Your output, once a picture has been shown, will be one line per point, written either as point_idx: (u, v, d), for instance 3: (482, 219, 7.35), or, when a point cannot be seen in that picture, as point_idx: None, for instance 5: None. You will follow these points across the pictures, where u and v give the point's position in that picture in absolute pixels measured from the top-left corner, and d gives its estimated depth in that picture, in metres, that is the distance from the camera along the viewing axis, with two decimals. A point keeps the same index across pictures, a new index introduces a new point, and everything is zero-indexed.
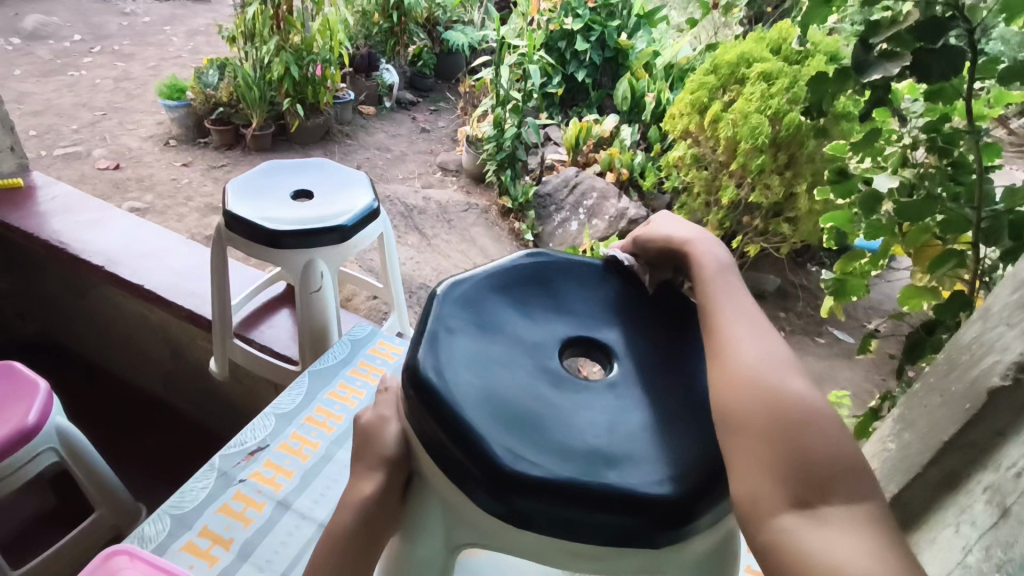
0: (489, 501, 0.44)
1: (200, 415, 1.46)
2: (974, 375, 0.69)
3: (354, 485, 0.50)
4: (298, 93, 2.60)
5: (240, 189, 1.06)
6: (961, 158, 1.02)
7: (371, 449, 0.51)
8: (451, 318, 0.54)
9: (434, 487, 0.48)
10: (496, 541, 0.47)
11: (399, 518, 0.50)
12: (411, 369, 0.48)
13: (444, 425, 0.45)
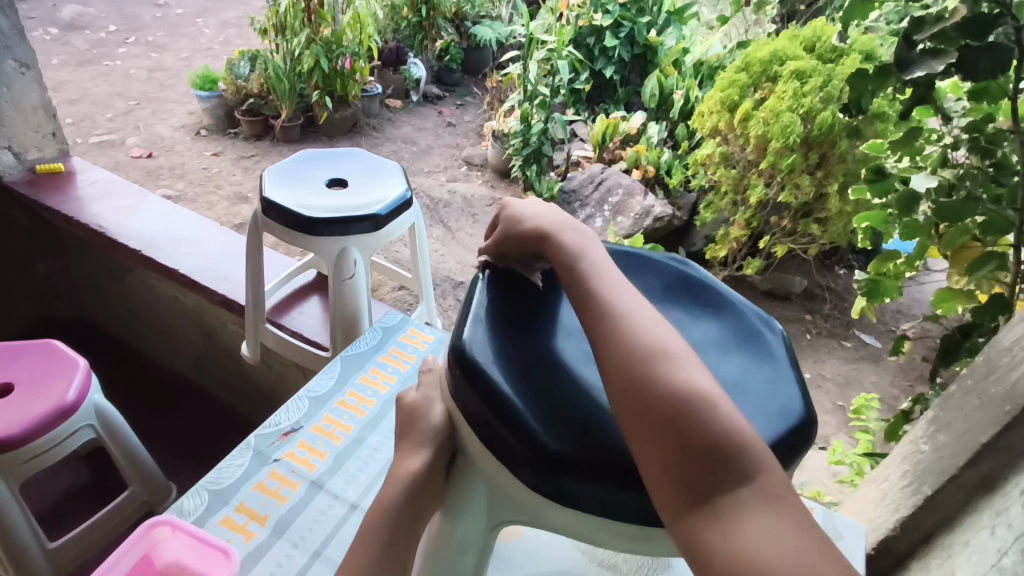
0: (536, 479, 0.45)
1: (229, 399, 1.49)
2: (1014, 379, 0.73)
3: (400, 460, 0.51)
4: (326, 85, 2.62)
5: (277, 176, 1.07)
6: (1004, 159, 1.01)
7: (418, 426, 0.52)
8: (492, 301, 0.54)
9: (479, 467, 0.49)
10: (538, 520, 0.48)
11: (444, 495, 0.51)
12: (457, 349, 0.48)
13: (490, 406, 0.46)
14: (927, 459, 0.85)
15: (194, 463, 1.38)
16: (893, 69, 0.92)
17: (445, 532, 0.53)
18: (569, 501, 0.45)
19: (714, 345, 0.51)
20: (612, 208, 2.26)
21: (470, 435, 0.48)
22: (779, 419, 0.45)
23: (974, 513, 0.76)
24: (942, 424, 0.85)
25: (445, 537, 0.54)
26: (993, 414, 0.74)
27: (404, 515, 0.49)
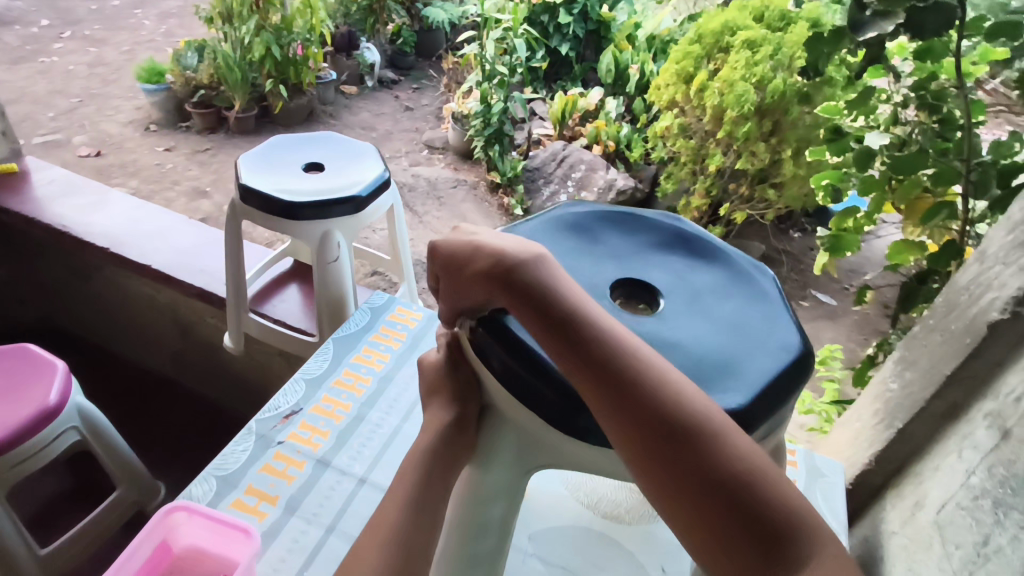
0: (564, 421, 0.48)
1: (212, 393, 1.48)
2: (974, 312, 0.79)
3: (432, 417, 0.54)
4: (280, 73, 2.53)
5: (252, 163, 1.06)
6: (949, 115, 1.08)
7: (445, 385, 0.55)
8: None
9: (508, 417, 0.52)
10: (564, 460, 0.51)
11: (474, 445, 0.54)
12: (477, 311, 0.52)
13: (517, 356, 0.49)
14: (897, 396, 0.91)
15: (181, 460, 1.37)
16: (847, 31, 0.97)
17: (474, 486, 0.56)
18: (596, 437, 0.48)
19: (713, 292, 0.55)
20: (576, 184, 2.30)
21: (499, 389, 0.51)
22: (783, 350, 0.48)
23: (942, 440, 0.83)
24: (908, 361, 0.91)
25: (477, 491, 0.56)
26: (956, 347, 0.80)
27: (442, 462, 0.52)
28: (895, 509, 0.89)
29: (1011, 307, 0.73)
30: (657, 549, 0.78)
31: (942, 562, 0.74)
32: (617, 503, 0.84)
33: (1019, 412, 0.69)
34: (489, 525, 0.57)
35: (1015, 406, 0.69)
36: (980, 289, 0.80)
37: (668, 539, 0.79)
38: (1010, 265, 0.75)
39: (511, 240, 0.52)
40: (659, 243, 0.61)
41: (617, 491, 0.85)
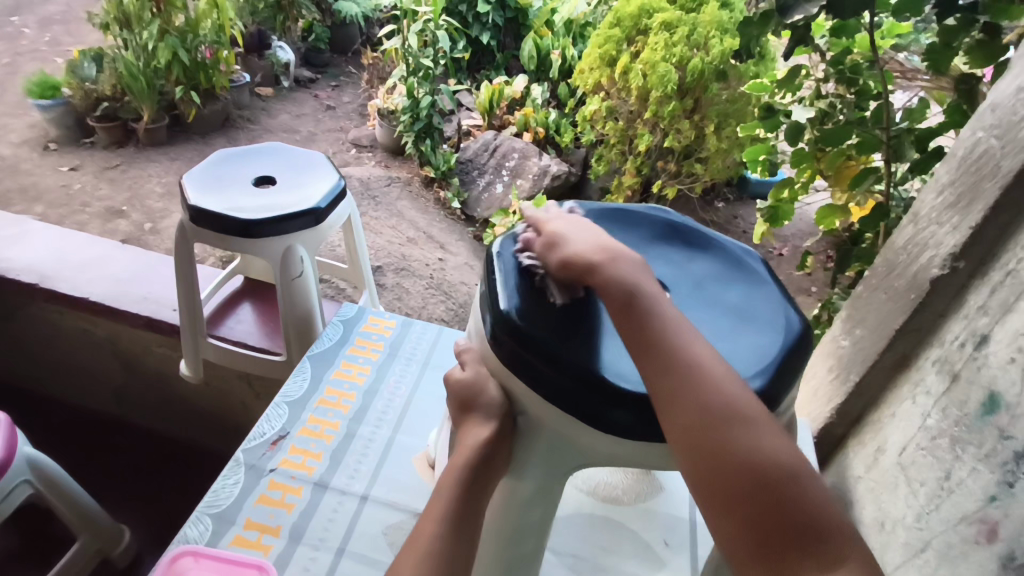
0: (595, 417, 0.50)
1: (169, 428, 1.42)
2: (915, 271, 0.86)
3: (463, 432, 0.54)
4: (190, 79, 2.36)
5: (198, 182, 1.01)
6: (865, 86, 1.16)
7: (475, 400, 0.54)
8: (518, 267, 0.57)
9: (544, 423, 0.52)
10: (600, 459, 0.53)
11: (508, 457, 0.54)
12: (502, 317, 0.52)
13: (546, 359, 0.50)
14: (849, 351, 0.99)
15: (146, 501, 1.31)
16: (773, 14, 1.02)
17: (508, 493, 0.56)
18: (630, 432, 0.50)
19: (713, 280, 0.61)
20: (511, 172, 2.31)
21: (528, 394, 0.52)
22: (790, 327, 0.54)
23: (894, 388, 0.92)
24: (856, 319, 0.97)
25: (511, 497, 0.57)
26: (902, 303, 0.87)
27: (476, 478, 0.51)
28: (858, 456, 0.97)
29: (950, 262, 0.80)
30: (657, 524, 0.82)
31: (909, 498, 0.82)
32: (614, 486, 0.87)
33: (965, 356, 0.77)
34: (525, 529, 0.58)
35: (961, 352, 0.78)
36: (918, 249, 0.86)
37: (665, 513, 0.84)
38: (945, 225, 0.81)
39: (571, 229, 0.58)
40: (653, 239, 0.65)
41: (612, 473, 0.88)
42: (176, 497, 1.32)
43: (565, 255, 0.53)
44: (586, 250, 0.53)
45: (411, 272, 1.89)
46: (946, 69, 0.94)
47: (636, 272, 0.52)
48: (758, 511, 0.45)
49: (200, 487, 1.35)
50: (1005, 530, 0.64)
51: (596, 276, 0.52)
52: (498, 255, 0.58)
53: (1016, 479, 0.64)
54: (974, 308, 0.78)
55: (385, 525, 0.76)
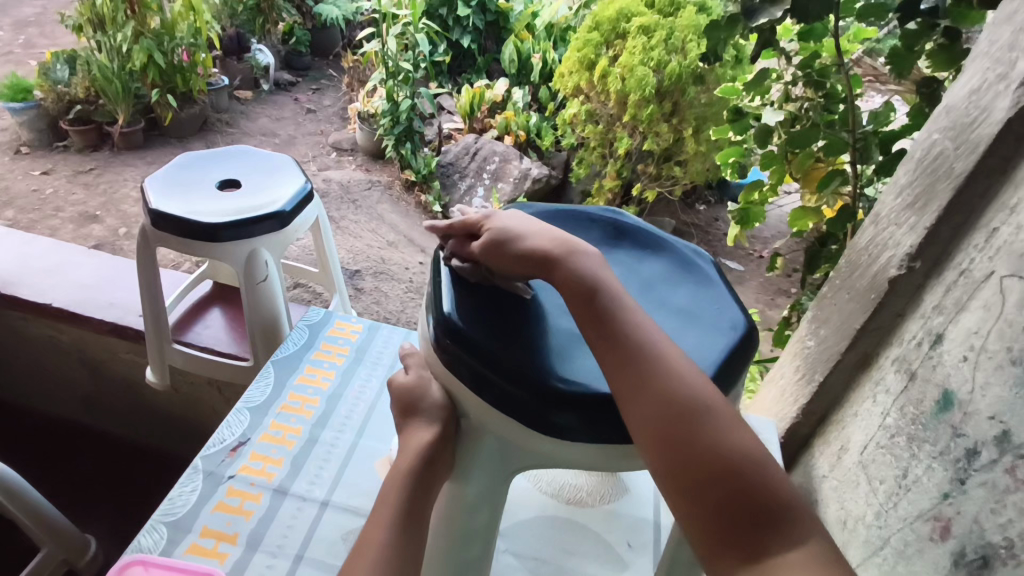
0: (537, 420, 0.49)
1: (139, 435, 1.40)
2: (874, 271, 0.86)
3: (407, 437, 0.53)
4: (166, 82, 2.34)
5: (160, 186, 0.99)
6: (833, 89, 1.17)
7: (420, 406, 0.54)
8: (463, 271, 0.56)
9: (489, 427, 0.52)
10: (545, 462, 0.53)
11: (453, 461, 0.54)
12: (445, 320, 0.51)
13: (490, 365, 0.50)
14: (814, 351, 0.99)
15: (116, 510, 1.29)
16: (739, 18, 1.03)
17: (455, 497, 0.56)
18: (575, 436, 0.50)
19: (662, 280, 0.61)
20: (491, 176, 2.31)
21: (472, 398, 0.52)
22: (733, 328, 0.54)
23: (857, 388, 0.92)
24: (820, 319, 0.98)
25: (458, 502, 0.57)
26: (863, 303, 0.88)
27: (421, 484, 0.51)
28: (824, 456, 0.97)
29: (908, 262, 0.81)
30: (619, 525, 0.82)
31: (869, 496, 0.83)
32: (579, 488, 0.87)
33: (921, 356, 0.78)
34: (474, 534, 0.57)
35: (918, 351, 0.79)
36: (878, 249, 0.86)
37: (629, 515, 0.84)
38: (903, 226, 0.82)
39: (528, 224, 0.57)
40: (604, 242, 0.65)
41: (577, 476, 0.88)
42: (148, 504, 1.31)
43: (524, 247, 0.55)
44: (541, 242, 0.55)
45: (390, 276, 1.88)
46: (908, 72, 0.95)
47: (594, 263, 0.54)
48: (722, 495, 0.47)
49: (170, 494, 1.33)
50: (959, 526, 0.65)
51: (555, 271, 0.53)
52: (446, 259, 0.57)
53: (968, 476, 0.66)
54: (930, 308, 0.79)
55: (345, 531, 0.76)
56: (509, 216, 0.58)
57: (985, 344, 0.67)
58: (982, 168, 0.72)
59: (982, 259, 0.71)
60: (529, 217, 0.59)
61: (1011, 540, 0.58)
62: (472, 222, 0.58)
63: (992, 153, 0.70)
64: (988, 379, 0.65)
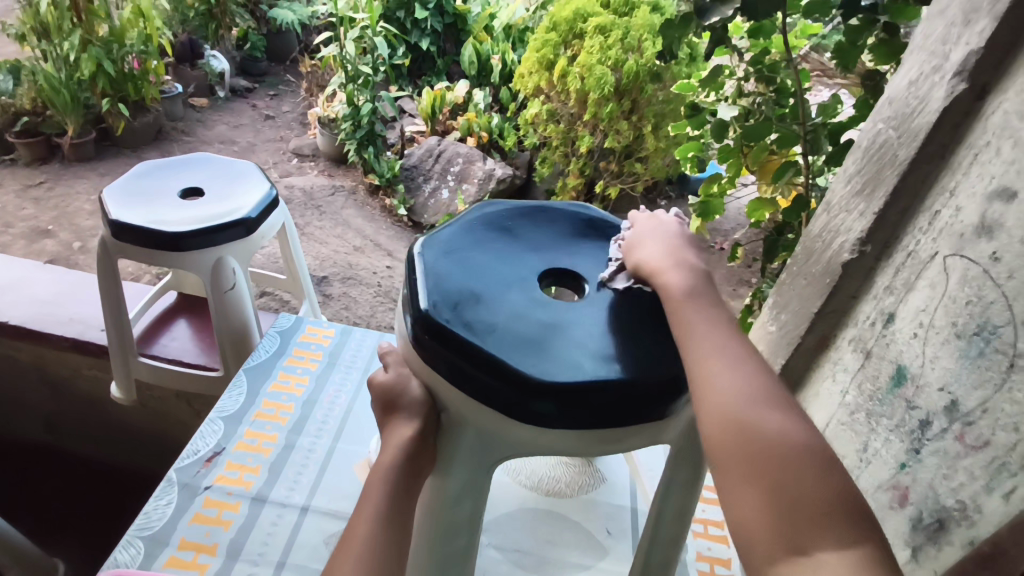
0: (517, 409, 0.50)
1: (99, 453, 1.36)
2: (829, 256, 0.90)
3: (389, 433, 0.54)
4: (116, 91, 2.25)
5: (119, 196, 0.97)
6: (783, 84, 1.22)
7: (399, 403, 0.55)
8: (438, 267, 0.57)
9: (468, 420, 0.53)
10: (524, 451, 0.54)
11: (435, 456, 0.55)
12: (424, 317, 0.52)
13: (468, 357, 0.51)
14: (775, 336, 1.03)
15: (83, 532, 1.27)
16: (692, 18, 1.07)
17: (437, 491, 0.57)
18: (554, 423, 0.51)
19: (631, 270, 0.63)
20: (456, 177, 2.31)
21: (452, 392, 0.53)
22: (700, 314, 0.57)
23: (817, 368, 0.96)
24: (780, 305, 1.01)
25: (439, 496, 0.57)
26: (819, 287, 0.91)
27: (403, 479, 0.52)
28: None
29: (859, 246, 0.85)
30: (597, 514, 0.84)
31: None
32: (557, 480, 0.89)
33: (875, 334, 0.82)
34: (457, 527, 0.58)
35: (872, 330, 0.83)
36: (831, 235, 0.90)
37: (607, 503, 0.86)
38: (853, 212, 0.86)
39: (665, 244, 0.62)
40: (571, 237, 0.67)
41: (555, 468, 0.90)
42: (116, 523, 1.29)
43: (638, 259, 0.61)
44: (657, 260, 0.60)
45: (358, 281, 1.87)
46: (853, 66, 0.99)
47: (700, 287, 0.58)
48: (778, 492, 0.46)
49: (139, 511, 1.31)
50: (915, 493, 0.69)
51: (660, 284, 0.58)
52: (419, 257, 0.58)
53: (922, 445, 0.70)
54: (882, 288, 0.83)
55: (326, 535, 0.76)
56: (665, 222, 0.64)
57: (933, 321, 0.71)
58: (923, 155, 0.76)
59: (926, 240, 0.75)
60: (674, 237, 0.63)
61: (962, 501, 0.62)
62: (637, 220, 0.66)
63: (932, 140, 0.75)
64: (937, 353, 0.70)
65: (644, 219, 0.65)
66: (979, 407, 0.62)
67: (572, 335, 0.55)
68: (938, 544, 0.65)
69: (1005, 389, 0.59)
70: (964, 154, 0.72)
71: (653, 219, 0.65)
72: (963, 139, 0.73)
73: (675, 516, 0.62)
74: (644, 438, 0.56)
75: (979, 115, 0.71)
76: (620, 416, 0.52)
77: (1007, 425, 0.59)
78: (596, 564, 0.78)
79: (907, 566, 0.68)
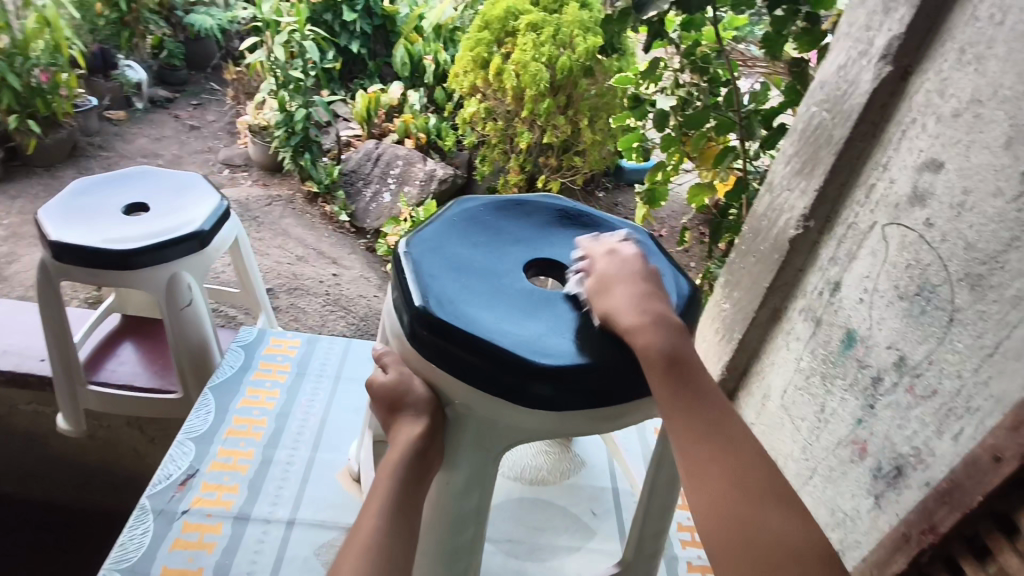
0: (519, 394, 0.52)
1: (18, 489, 1.28)
2: (776, 232, 0.96)
3: (395, 434, 0.54)
4: (23, 106, 2.03)
5: (57, 216, 0.92)
6: (715, 74, 1.28)
7: (402, 401, 0.55)
8: (427, 264, 0.58)
9: (473, 411, 0.55)
10: (526, 437, 0.55)
11: (441, 452, 0.56)
12: (419, 312, 0.53)
13: (468, 348, 0.52)
14: (729, 312, 1.08)
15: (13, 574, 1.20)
16: (630, 12, 1.11)
17: (443, 485, 0.58)
18: (554, 404, 0.53)
19: None
20: (397, 180, 2.28)
21: (452, 384, 0.54)
22: (680, 292, 0.60)
23: (770, 339, 1.02)
24: (732, 283, 1.06)
25: (444, 491, 0.58)
26: (769, 263, 0.97)
27: (412, 474, 0.52)
28: (748, 406, 1.06)
29: (803, 222, 0.90)
30: (582, 497, 0.87)
31: (794, 434, 0.93)
32: (538, 468, 0.91)
33: (823, 303, 0.88)
34: (465, 518, 0.59)
35: (821, 298, 0.89)
36: (776, 214, 0.96)
37: (590, 485, 0.89)
38: (796, 190, 0.92)
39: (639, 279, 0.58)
40: (548, 227, 0.68)
41: (534, 457, 0.92)
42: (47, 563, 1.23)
43: (608, 308, 0.56)
44: (623, 308, 0.55)
45: (305, 291, 1.83)
46: (779, 54, 1.06)
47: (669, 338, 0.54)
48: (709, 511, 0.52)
49: (72, 548, 1.26)
50: (873, 445, 0.75)
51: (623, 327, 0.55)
52: (406, 255, 0.58)
53: (876, 401, 0.76)
54: (826, 260, 0.89)
55: (316, 546, 0.75)
56: (626, 261, 0.60)
57: (877, 286, 0.77)
58: (857, 133, 0.82)
59: (864, 212, 0.82)
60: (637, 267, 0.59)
61: (916, 447, 0.68)
62: (593, 260, 0.60)
63: (863, 120, 0.81)
64: (883, 315, 0.76)
65: (602, 257, 0.60)
66: (925, 359, 0.68)
67: (563, 321, 0.57)
68: (898, 488, 0.70)
69: (948, 341, 0.66)
70: (893, 131, 0.78)
71: (613, 256, 0.60)
72: (890, 118, 0.79)
73: (668, 484, 0.66)
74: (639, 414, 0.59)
75: (904, 95, 0.77)
76: (615, 395, 0.55)
77: (952, 373, 0.65)
78: (586, 544, 0.80)
79: (871, 513, 0.74)
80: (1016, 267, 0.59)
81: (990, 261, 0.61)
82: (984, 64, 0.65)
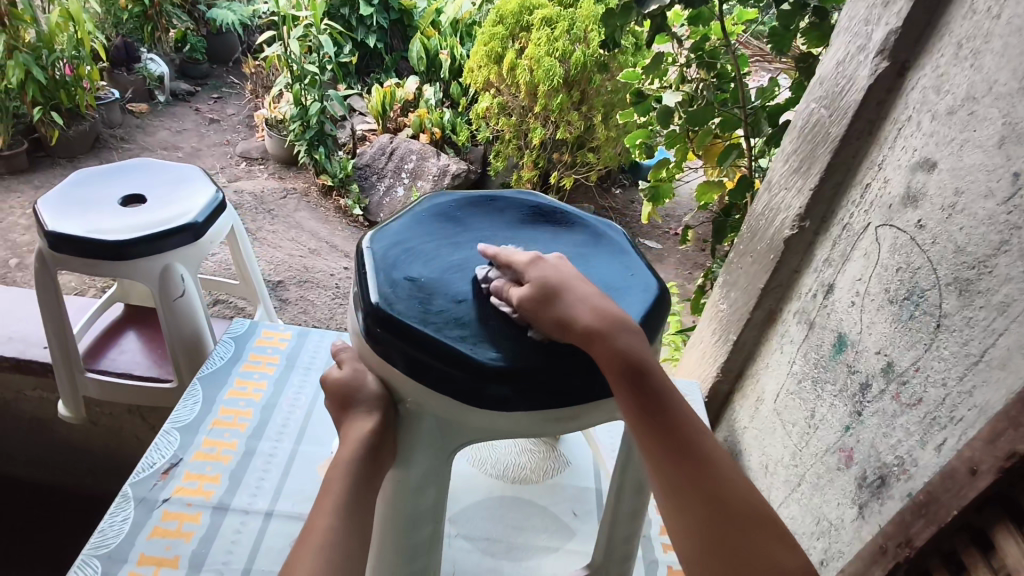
0: (473, 394, 0.52)
1: (26, 472, 1.32)
2: (772, 232, 0.93)
3: (348, 429, 0.55)
4: (47, 99, 2.06)
5: (56, 207, 0.94)
6: (723, 69, 1.25)
7: (357, 398, 0.56)
8: (389, 261, 0.58)
9: (427, 409, 0.55)
10: (483, 436, 0.55)
11: (394, 448, 0.56)
12: (375, 310, 0.53)
13: (423, 348, 0.52)
14: (725, 313, 1.05)
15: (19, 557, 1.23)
16: (632, 5, 1.09)
17: (400, 482, 0.58)
18: (510, 404, 0.52)
19: (580, 253, 0.65)
20: (410, 175, 2.28)
21: (408, 382, 0.54)
22: (648, 291, 0.59)
23: (766, 342, 0.99)
24: (729, 283, 1.04)
25: (401, 487, 0.58)
26: (765, 263, 0.94)
27: (363, 471, 0.53)
28: (743, 409, 1.04)
29: (799, 222, 0.88)
30: (563, 497, 0.86)
31: (785, 438, 0.90)
32: (522, 466, 0.90)
33: (817, 305, 0.86)
34: (422, 515, 0.59)
35: (814, 301, 0.86)
36: (773, 213, 0.93)
37: (573, 486, 0.88)
38: (792, 189, 0.89)
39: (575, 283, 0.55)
40: (519, 224, 0.68)
41: (519, 455, 0.91)
42: (48, 553, 1.27)
43: (560, 317, 0.53)
44: (580, 312, 0.53)
45: (315, 284, 1.84)
46: (787, 50, 1.03)
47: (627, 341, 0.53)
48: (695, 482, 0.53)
49: (68, 538, 1.31)
50: (859, 453, 0.73)
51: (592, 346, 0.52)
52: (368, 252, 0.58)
53: (864, 407, 0.73)
54: (821, 262, 0.86)
55: (292, 538, 0.75)
56: (553, 265, 0.56)
57: (868, 289, 0.75)
58: (853, 131, 0.79)
59: (859, 213, 0.79)
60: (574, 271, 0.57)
61: (901, 457, 0.66)
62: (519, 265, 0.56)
63: (859, 118, 0.78)
64: (873, 319, 0.74)
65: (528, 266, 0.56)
66: (912, 366, 0.66)
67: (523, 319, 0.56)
68: (882, 498, 0.68)
69: (935, 348, 0.63)
70: (889, 129, 0.75)
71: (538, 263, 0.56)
72: (887, 115, 0.76)
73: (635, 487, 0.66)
74: (601, 415, 0.58)
75: (900, 92, 0.74)
76: (575, 396, 0.54)
77: (937, 381, 0.63)
78: (565, 544, 0.80)
79: (855, 523, 0.72)
80: (1004, 272, 0.56)
81: (979, 266, 0.59)
82: (981, 59, 0.62)
